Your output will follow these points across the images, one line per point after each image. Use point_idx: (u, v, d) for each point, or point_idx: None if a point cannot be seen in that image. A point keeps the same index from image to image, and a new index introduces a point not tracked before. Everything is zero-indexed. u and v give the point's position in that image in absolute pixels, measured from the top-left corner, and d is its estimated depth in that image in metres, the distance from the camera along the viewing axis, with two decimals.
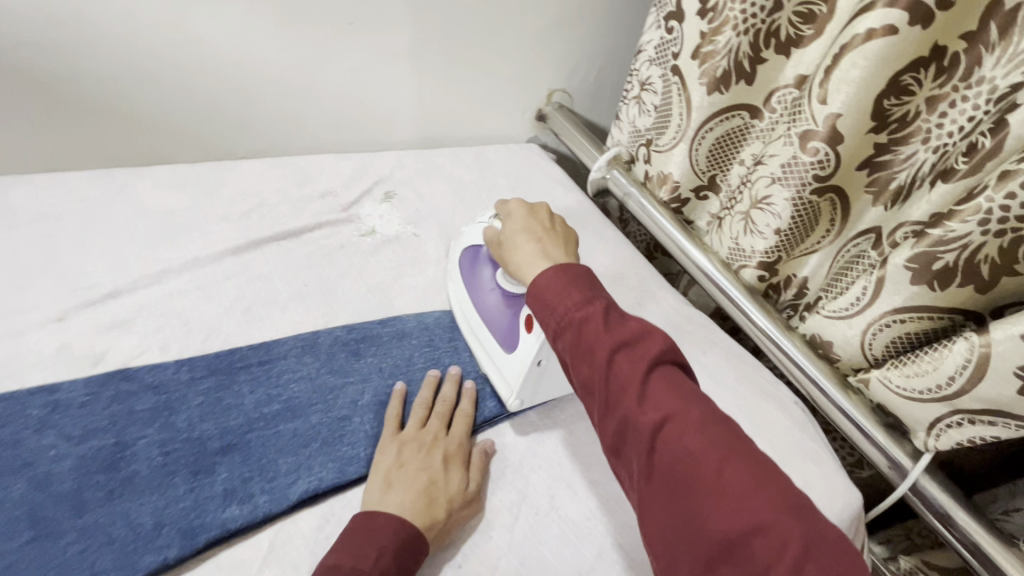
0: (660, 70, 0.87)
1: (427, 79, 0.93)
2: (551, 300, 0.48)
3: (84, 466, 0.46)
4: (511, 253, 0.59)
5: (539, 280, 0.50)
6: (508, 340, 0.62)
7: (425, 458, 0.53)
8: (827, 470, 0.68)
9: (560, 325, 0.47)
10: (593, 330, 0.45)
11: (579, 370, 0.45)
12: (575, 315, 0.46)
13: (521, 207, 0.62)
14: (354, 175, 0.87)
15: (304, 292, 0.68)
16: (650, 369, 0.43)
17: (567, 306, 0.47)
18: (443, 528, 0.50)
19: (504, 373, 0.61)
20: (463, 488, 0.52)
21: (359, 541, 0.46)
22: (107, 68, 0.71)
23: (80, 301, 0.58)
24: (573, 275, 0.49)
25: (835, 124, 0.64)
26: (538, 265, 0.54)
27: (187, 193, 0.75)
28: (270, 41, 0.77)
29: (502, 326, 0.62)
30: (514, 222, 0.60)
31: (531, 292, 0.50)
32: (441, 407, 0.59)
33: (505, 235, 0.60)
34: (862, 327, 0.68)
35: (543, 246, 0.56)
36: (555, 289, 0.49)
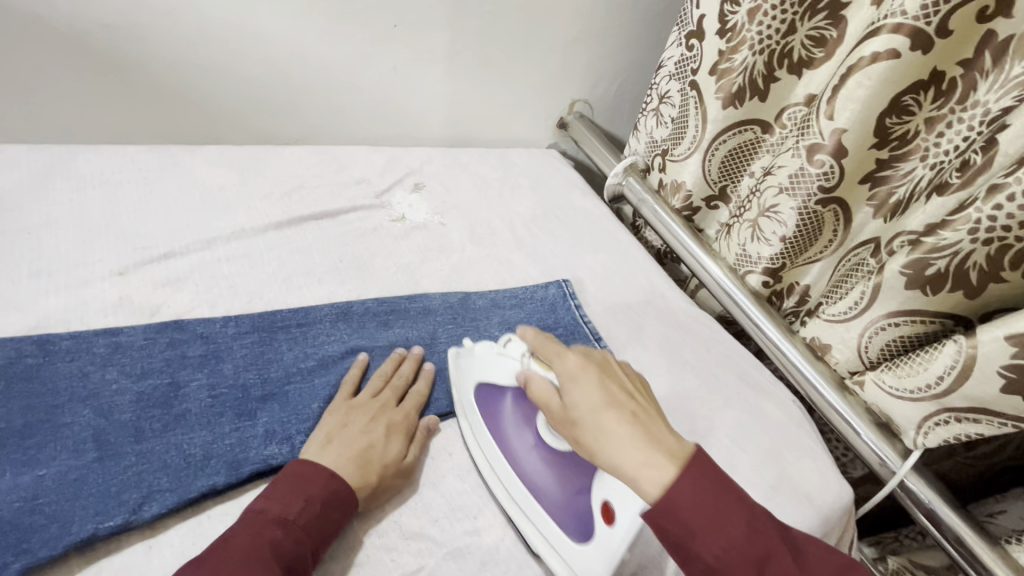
0: (680, 84, 0.93)
1: (460, 82, 0.99)
2: (701, 528, 0.41)
3: (143, 400, 0.51)
4: (597, 438, 0.47)
5: (679, 489, 0.42)
6: (579, 529, 0.52)
7: (370, 423, 0.55)
8: (820, 464, 0.72)
9: (726, 563, 0.40)
10: (781, 573, 0.40)
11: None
12: (744, 550, 0.40)
13: (586, 365, 0.50)
14: (387, 166, 0.93)
15: (339, 267, 0.74)
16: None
17: (729, 539, 0.40)
18: (374, 492, 0.51)
19: (574, 565, 0.50)
20: (398, 458, 0.53)
21: (289, 491, 0.47)
22: (173, 53, 0.77)
23: (140, 259, 0.64)
24: (711, 483, 0.42)
25: (840, 139, 0.69)
26: (651, 470, 0.43)
27: (235, 172, 0.81)
28: (320, 38, 0.84)
29: (561, 505, 0.54)
30: (586, 389, 0.49)
31: (660, 509, 0.42)
32: (397, 381, 0.60)
33: (578, 411, 0.48)
34: (859, 330, 0.73)
35: (638, 427, 0.46)
36: (700, 508, 0.41)
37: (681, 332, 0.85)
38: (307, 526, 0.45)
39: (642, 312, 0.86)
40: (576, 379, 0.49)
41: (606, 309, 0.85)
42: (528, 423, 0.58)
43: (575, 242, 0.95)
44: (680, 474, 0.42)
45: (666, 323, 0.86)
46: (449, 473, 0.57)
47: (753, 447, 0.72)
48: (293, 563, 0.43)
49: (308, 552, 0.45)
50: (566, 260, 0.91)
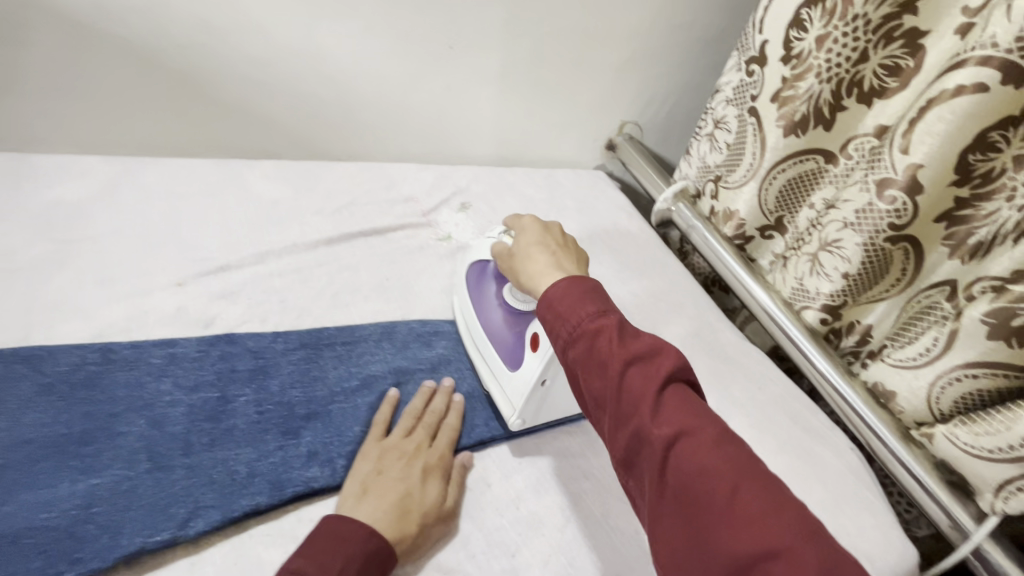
0: (737, 110, 0.90)
1: (511, 102, 1.00)
2: (565, 311, 0.47)
3: (193, 413, 0.52)
4: (523, 264, 0.56)
5: (553, 288, 0.49)
6: (513, 359, 0.61)
7: (404, 468, 0.53)
8: (882, 521, 0.67)
9: (572, 336, 0.46)
10: (607, 342, 0.44)
11: (590, 382, 0.45)
12: (586, 325, 0.46)
13: (536, 222, 0.59)
14: (435, 185, 0.94)
15: (385, 285, 0.74)
16: (664, 380, 0.42)
17: (578, 315, 0.47)
18: (415, 543, 0.49)
19: (507, 390, 0.60)
20: (436, 502, 0.51)
21: (328, 548, 0.45)
22: (239, 71, 0.80)
23: (197, 270, 0.66)
24: (582, 288, 0.48)
25: (915, 174, 0.65)
26: (551, 275, 0.52)
27: (290, 187, 0.83)
28: (378, 59, 0.86)
29: (504, 344, 0.62)
30: (530, 233, 0.58)
31: (544, 303, 0.49)
32: (428, 418, 0.58)
33: (518, 247, 0.57)
34: (929, 379, 0.68)
35: (557, 257, 0.54)
36: (569, 298, 0.48)
37: (731, 368, 0.81)
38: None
39: (689, 343, 0.83)
40: (524, 227, 0.58)
41: None
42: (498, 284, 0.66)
43: (621, 267, 0.92)
44: (560, 280, 0.50)
45: (714, 356, 0.82)
46: (489, 505, 0.55)
47: (808, 497, 0.67)
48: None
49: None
50: (611, 286, 0.88)
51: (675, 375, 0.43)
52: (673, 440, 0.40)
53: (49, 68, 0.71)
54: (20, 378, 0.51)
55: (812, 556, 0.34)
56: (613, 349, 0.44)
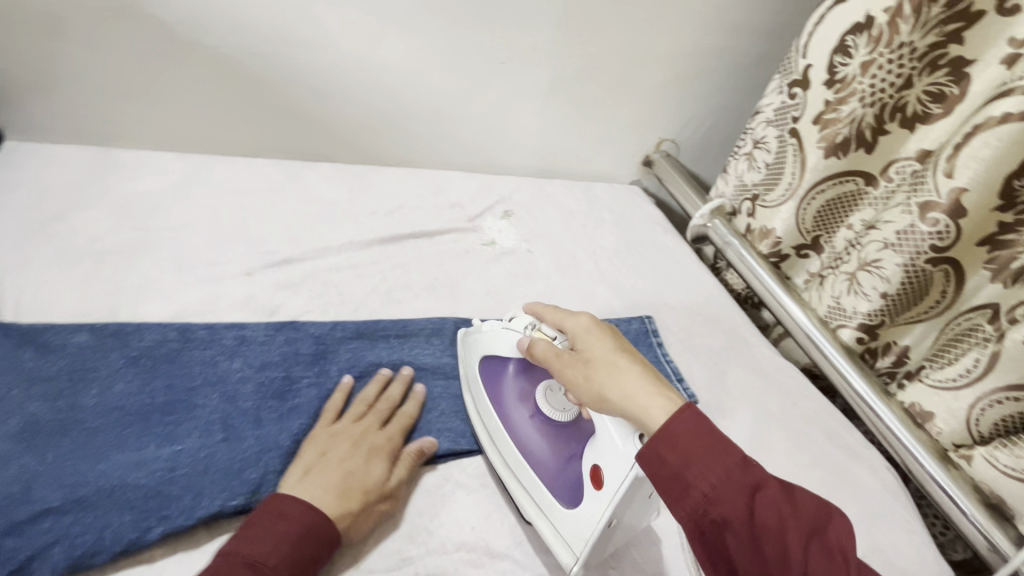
0: (777, 131, 0.92)
1: (555, 117, 1.04)
2: (699, 459, 0.42)
3: (261, 390, 0.56)
4: (607, 380, 0.49)
5: (680, 423, 0.44)
6: (570, 494, 0.53)
7: (350, 449, 0.53)
8: (917, 541, 0.67)
9: (718, 495, 0.40)
10: (770, 508, 0.39)
11: (747, 551, 0.39)
12: (737, 480, 0.41)
13: (602, 327, 0.54)
14: (480, 193, 0.98)
15: (434, 284, 0.78)
16: (849, 560, 0.38)
17: (721, 472, 0.41)
18: (355, 520, 0.49)
19: (563, 531, 0.52)
20: (382, 484, 0.51)
21: (263, 528, 0.45)
22: (305, 79, 0.85)
23: (263, 262, 0.70)
24: (711, 432, 0.43)
25: (959, 198, 0.66)
26: (660, 407, 0.46)
27: (346, 189, 0.87)
28: (434, 71, 0.90)
29: (553, 473, 0.55)
30: (600, 342, 0.52)
31: (663, 441, 0.43)
32: (381, 405, 0.58)
33: (597, 359, 0.51)
34: (969, 401, 0.69)
35: (649, 370, 0.49)
36: (695, 439, 0.42)
37: (765, 381, 0.82)
38: (278, 567, 0.43)
39: (725, 356, 0.85)
40: (587, 333, 0.53)
41: (687, 349, 0.84)
42: (528, 398, 0.60)
43: (657, 280, 0.95)
44: (677, 412, 0.45)
45: (748, 370, 0.83)
46: None
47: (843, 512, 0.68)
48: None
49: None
50: (648, 297, 0.91)
51: (851, 549, 0.39)
52: None
53: (137, 70, 0.77)
54: (110, 350, 0.55)
55: None
56: (778, 515, 0.39)
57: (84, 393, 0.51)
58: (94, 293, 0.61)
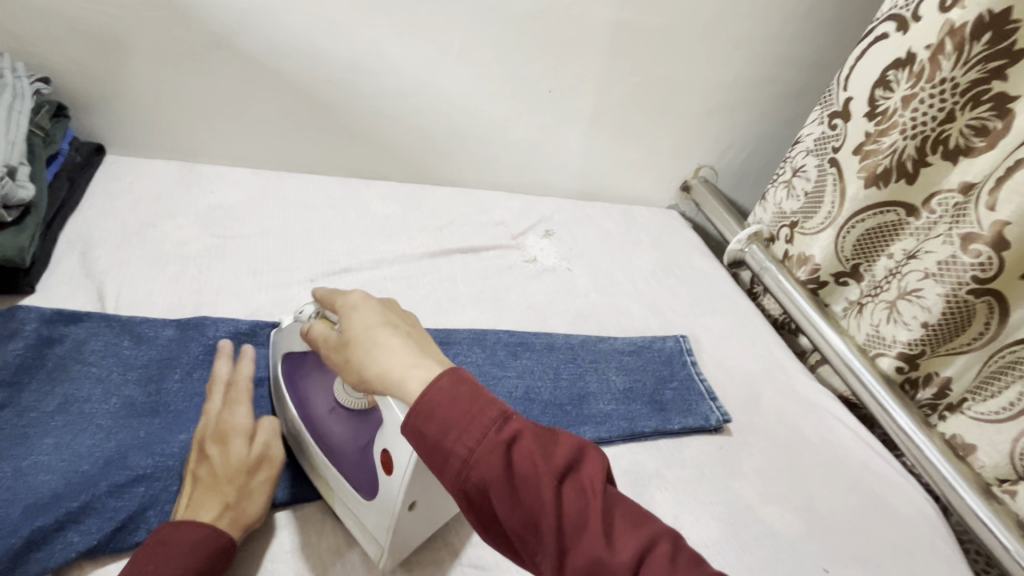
0: (817, 160, 0.94)
1: (597, 144, 1.09)
2: (457, 423, 0.40)
3: None
4: (370, 357, 0.45)
5: (433, 388, 0.41)
6: (367, 483, 0.52)
7: (197, 454, 0.50)
8: (956, 573, 0.67)
9: (477, 459, 0.39)
10: (525, 457, 0.39)
11: (512, 511, 0.38)
12: (492, 437, 0.39)
13: (370, 299, 0.49)
14: (523, 213, 1.03)
15: (479, 297, 0.82)
16: (600, 489, 0.39)
17: (478, 431, 0.40)
18: (239, 504, 0.48)
19: (365, 521, 0.52)
20: (243, 462, 0.50)
21: (143, 558, 0.43)
22: (370, 104, 0.93)
23: (325, 270, 0.77)
24: (466, 388, 0.41)
25: (1002, 231, 0.67)
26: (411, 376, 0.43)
27: (399, 206, 0.94)
28: (486, 98, 0.97)
29: (351, 465, 0.53)
30: (366, 313, 0.47)
31: (423, 411, 0.41)
32: (218, 389, 0.54)
33: (358, 331, 0.46)
34: (1013, 434, 0.70)
35: (409, 340, 0.45)
36: (453, 406, 0.40)
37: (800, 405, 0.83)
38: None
39: (759, 378, 0.86)
40: (356, 306, 0.48)
41: (721, 370, 0.85)
42: (327, 389, 0.56)
43: (692, 302, 0.97)
44: (435, 377, 0.42)
45: (784, 394, 0.84)
46: None
47: (878, 540, 0.68)
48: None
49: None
50: (683, 318, 0.93)
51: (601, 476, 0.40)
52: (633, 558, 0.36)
53: (223, 94, 0.86)
54: (192, 340, 0.61)
55: None
56: (532, 464, 0.39)
57: (170, 378, 0.58)
58: (180, 291, 0.69)
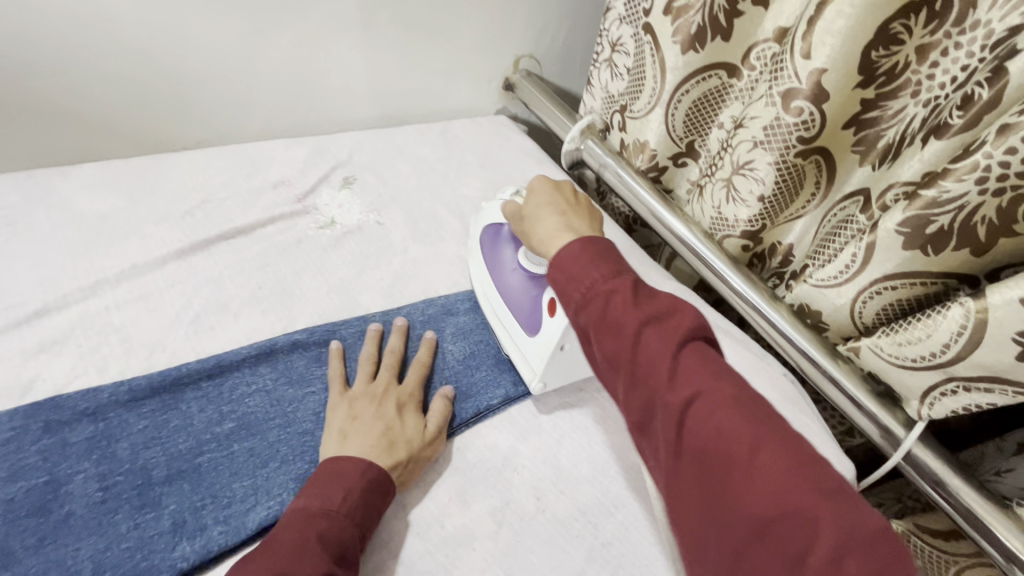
0: (632, 29, 0.82)
1: (382, 56, 0.87)
2: (576, 274, 0.46)
3: (12, 511, 0.43)
4: (533, 226, 0.56)
5: (567, 248, 0.48)
6: (530, 324, 0.60)
7: (377, 409, 0.53)
8: (818, 443, 0.67)
9: (586, 299, 0.44)
10: (619, 302, 0.42)
11: (603, 345, 0.42)
12: (598, 287, 0.44)
13: (546, 182, 0.59)
14: (309, 161, 0.81)
15: (259, 295, 0.63)
16: (683, 340, 0.40)
17: (593, 277, 0.45)
18: (407, 467, 0.51)
19: (527, 355, 0.60)
20: (419, 432, 0.52)
21: (327, 485, 0.47)
22: (11, 54, 0.63)
23: (4, 324, 0.53)
24: (586, 245, 0.47)
25: (819, 81, 0.59)
26: (562, 238, 0.51)
27: (121, 194, 0.68)
28: (199, 17, 0.71)
29: (523, 309, 0.61)
30: (541, 194, 0.58)
31: (555, 268, 0.48)
32: (389, 359, 0.59)
33: (528, 210, 0.57)
34: (851, 296, 0.65)
35: (568, 218, 0.53)
36: (579, 261, 0.46)
37: None
38: (351, 514, 0.45)
39: None
40: (535, 188, 0.58)
41: None
42: (515, 248, 0.64)
43: None
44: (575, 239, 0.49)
45: None
46: (409, 533, 0.49)
47: None
48: (341, 552, 0.43)
49: (355, 540, 0.45)
50: None
51: (698, 337, 0.41)
52: (691, 403, 0.37)
53: None
54: None
55: (830, 494, 0.32)
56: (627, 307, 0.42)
57: None
58: None
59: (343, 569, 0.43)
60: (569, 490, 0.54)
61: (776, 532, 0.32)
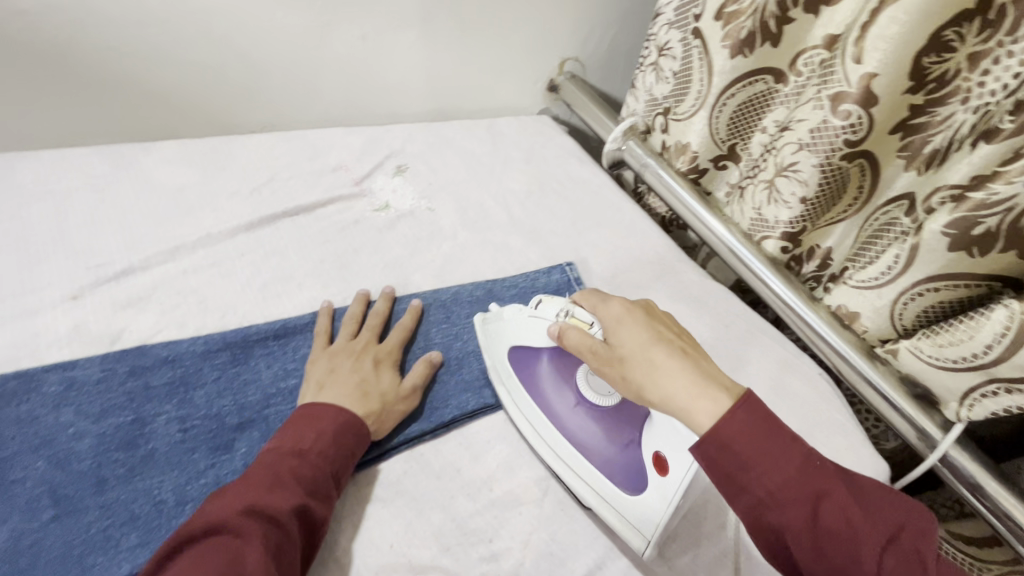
0: (680, 34, 0.84)
1: (438, 51, 0.91)
2: (762, 463, 0.40)
3: (104, 443, 0.47)
4: (646, 374, 0.46)
5: (730, 418, 0.41)
6: (629, 479, 0.52)
7: (355, 362, 0.55)
8: (853, 441, 0.68)
9: (783, 502, 0.39)
10: (833, 509, 0.39)
11: (818, 563, 0.38)
12: (798, 486, 0.39)
13: (632, 309, 0.51)
14: (365, 149, 0.85)
15: (320, 268, 0.67)
16: (902, 544, 0.39)
17: (785, 472, 0.40)
18: (381, 417, 0.52)
19: (632, 519, 0.50)
20: (393, 387, 0.55)
21: (299, 427, 0.48)
22: (107, 36, 0.68)
23: (95, 279, 0.58)
24: (762, 417, 0.41)
25: (870, 85, 0.61)
26: (707, 405, 0.42)
27: (196, 169, 0.73)
28: (275, 10, 0.75)
29: (610, 460, 0.54)
30: (633, 327, 0.49)
31: (712, 442, 0.41)
32: (371, 320, 0.60)
33: (629, 350, 0.48)
34: (892, 297, 0.67)
35: (693, 365, 0.45)
36: (760, 444, 0.40)
37: (697, 308, 0.78)
38: (323, 454, 0.47)
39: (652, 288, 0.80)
40: (624, 319, 0.50)
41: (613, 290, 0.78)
42: (567, 382, 0.59)
43: (576, 218, 0.87)
44: (729, 410, 0.41)
45: (681, 300, 0.79)
46: (460, 493, 0.51)
47: None
48: (315, 487, 0.45)
49: (328, 479, 0.46)
50: (566, 239, 0.83)
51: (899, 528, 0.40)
52: None
53: None
54: None
55: None
56: (845, 521, 0.39)
57: None
58: None
59: (316, 502, 0.44)
60: None
61: None
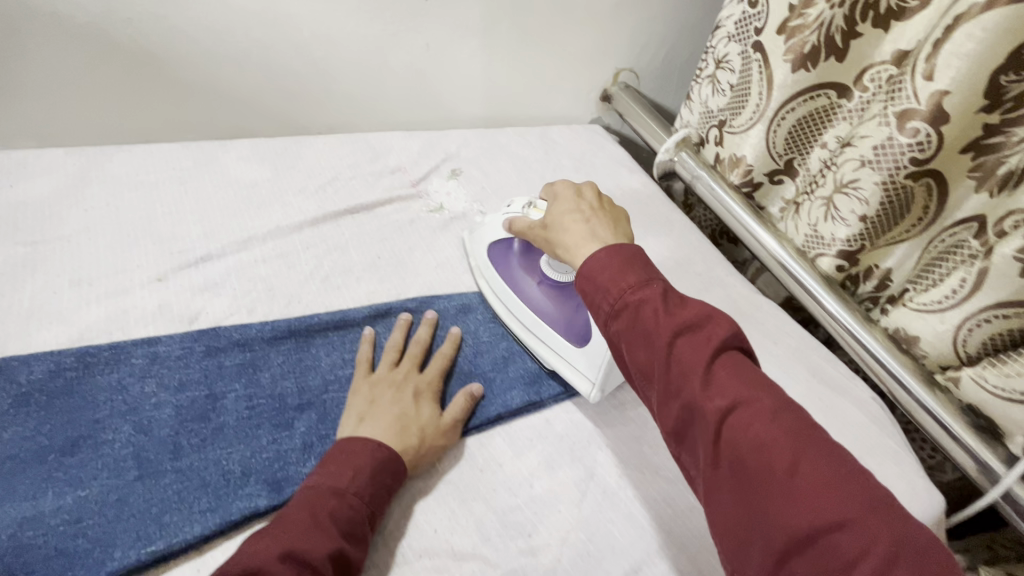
0: (740, 47, 0.84)
1: (497, 59, 0.94)
2: (608, 284, 0.48)
3: (181, 414, 0.51)
4: (557, 236, 0.57)
5: (594, 258, 0.49)
6: (576, 336, 0.62)
7: (395, 394, 0.55)
8: (906, 469, 0.65)
9: (616, 310, 0.46)
10: (651, 314, 0.44)
11: (637, 356, 0.45)
12: (629, 297, 0.46)
13: (568, 188, 0.60)
14: (422, 152, 0.89)
15: (377, 264, 0.70)
16: (715, 350, 0.42)
17: (624, 287, 0.47)
18: (419, 453, 0.51)
19: (578, 364, 0.61)
20: (432, 420, 0.54)
21: (338, 462, 0.48)
22: (199, 41, 0.74)
23: (177, 264, 0.63)
24: (621, 255, 0.49)
25: (941, 102, 0.59)
26: (587, 249, 0.53)
27: (268, 166, 0.78)
28: (349, 20, 0.80)
29: (563, 323, 0.64)
30: (563, 202, 0.59)
31: (583, 276, 0.50)
32: (414, 348, 0.60)
33: (551, 219, 0.58)
34: (955, 322, 0.64)
35: (591, 228, 0.54)
36: (610, 270, 0.48)
37: (744, 323, 0.77)
38: (361, 493, 0.46)
39: (699, 299, 0.79)
40: (557, 196, 0.59)
41: None
42: (531, 271, 0.68)
43: None
44: (598, 250, 0.50)
45: (727, 313, 0.78)
46: (502, 486, 0.53)
47: None
48: (351, 529, 0.45)
49: (364, 519, 0.46)
50: None
51: (728, 347, 0.43)
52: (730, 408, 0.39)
53: None
54: None
55: (874, 515, 0.33)
56: (655, 323, 0.44)
57: None
58: None
59: (352, 545, 0.44)
60: (650, 473, 0.57)
61: (815, 531, 0.33)
